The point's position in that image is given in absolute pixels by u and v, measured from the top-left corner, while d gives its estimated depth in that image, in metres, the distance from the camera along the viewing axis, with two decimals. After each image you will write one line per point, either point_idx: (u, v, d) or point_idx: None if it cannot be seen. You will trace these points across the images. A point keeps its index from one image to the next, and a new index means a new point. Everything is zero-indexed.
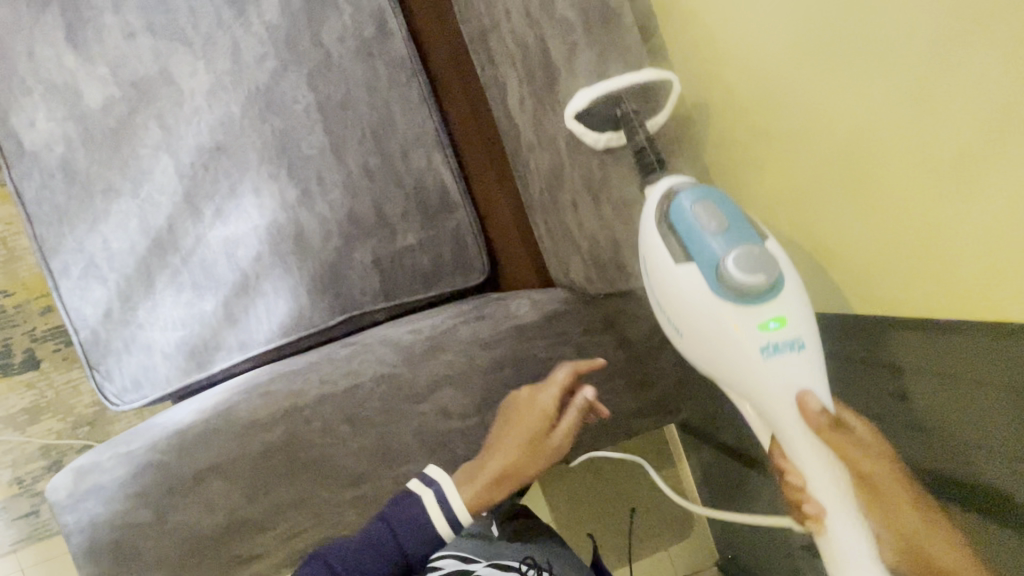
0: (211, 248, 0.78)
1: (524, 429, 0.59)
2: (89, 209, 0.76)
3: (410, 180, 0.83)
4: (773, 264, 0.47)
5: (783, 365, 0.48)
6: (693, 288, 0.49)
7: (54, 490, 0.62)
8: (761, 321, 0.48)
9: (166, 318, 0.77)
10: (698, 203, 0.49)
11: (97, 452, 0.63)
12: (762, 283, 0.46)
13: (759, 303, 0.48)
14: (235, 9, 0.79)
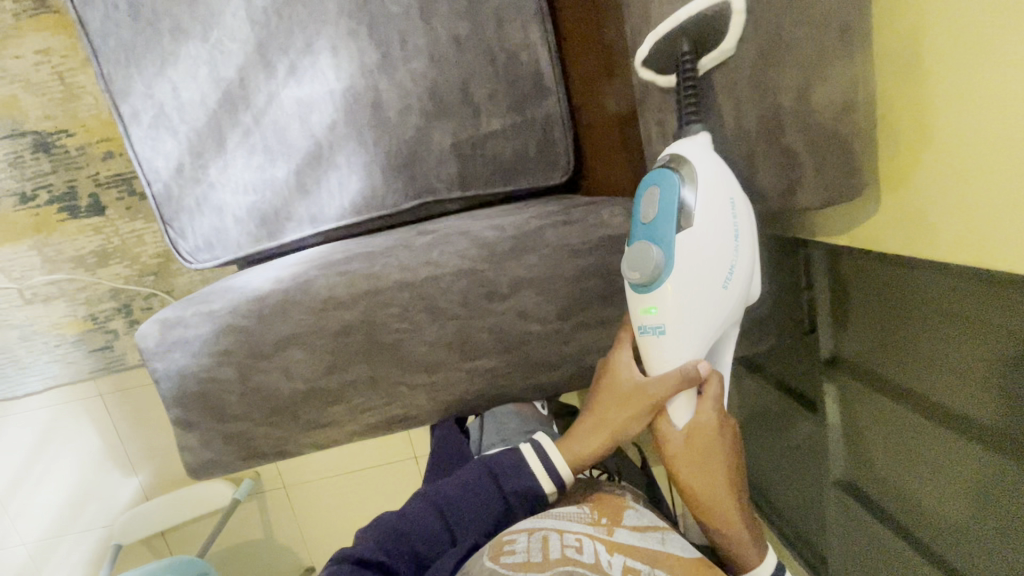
0: (285, 108, 0.73)
1: (629, 404, 0.54)
2: (157, 49, 0.70)
3: (501, 54, 0.73)
4: (650, 260, 0.51)
5: (656, 350, 0.53)
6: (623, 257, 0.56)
7: (143, 337, 0.64)
8: (642, 306, 0.53)
9: (238, 181, 0.74)
10: (650, 188, 0.53)
11: (181, 307, 0.64)
12: (643, 278, 0.52)
13: (648, 291, 0.52)
14: None
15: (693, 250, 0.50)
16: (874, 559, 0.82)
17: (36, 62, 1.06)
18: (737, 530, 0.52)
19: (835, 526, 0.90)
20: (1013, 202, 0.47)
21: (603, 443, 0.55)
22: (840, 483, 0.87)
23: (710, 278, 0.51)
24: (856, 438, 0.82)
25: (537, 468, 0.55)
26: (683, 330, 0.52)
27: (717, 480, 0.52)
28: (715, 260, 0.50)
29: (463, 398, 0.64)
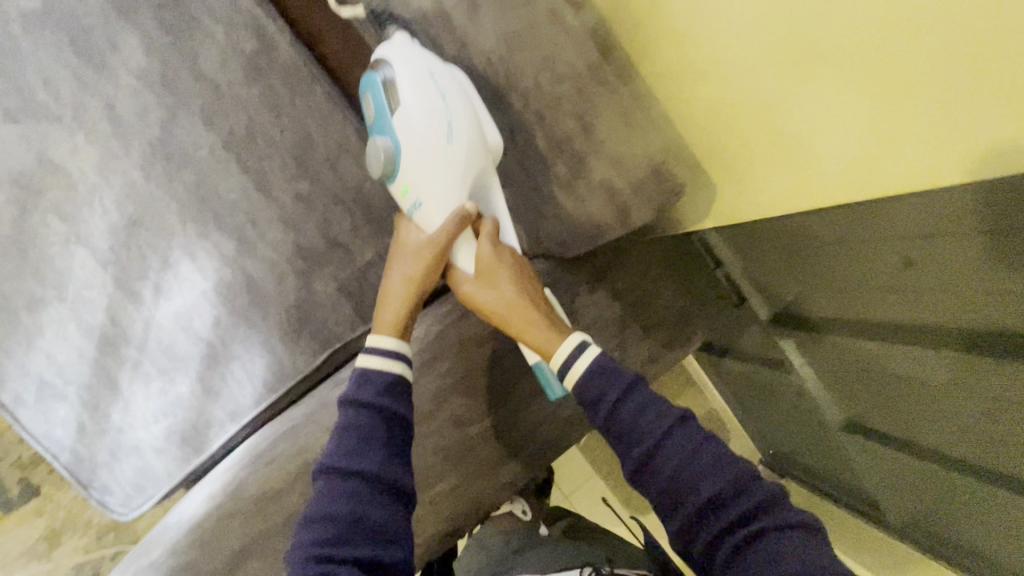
0: (164, 326, 0.72)
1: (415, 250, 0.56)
2: (18, 327, 0.69)
3: (348, 192, 0.77)
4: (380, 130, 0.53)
5: (424, 217, 0.56)
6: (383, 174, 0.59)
7: None
8: (397, 189, 0.56)
9: (145, 413, 0.72)
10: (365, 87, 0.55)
11: (120, 571, 0.60)
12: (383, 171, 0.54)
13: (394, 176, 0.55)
14: (94, 65, 0.70)
15: (409, 139, 0.52)
16: (909, 504, 0.75)
17: None
18: (535, 330, 0.54)
19: (866, 478, 0.84)
20: (825, 130, 0.51)
21: (411, 300, 0.57)
22: (843, 427, 0.80)
23: (430, 138, 0.52)
24: (832, 387, 0.78)
25: (376, 360, 0.53)
26: (425, 151, 0.53)
27: (507, 293, 0.55)
28: (428, 130, 0.52)
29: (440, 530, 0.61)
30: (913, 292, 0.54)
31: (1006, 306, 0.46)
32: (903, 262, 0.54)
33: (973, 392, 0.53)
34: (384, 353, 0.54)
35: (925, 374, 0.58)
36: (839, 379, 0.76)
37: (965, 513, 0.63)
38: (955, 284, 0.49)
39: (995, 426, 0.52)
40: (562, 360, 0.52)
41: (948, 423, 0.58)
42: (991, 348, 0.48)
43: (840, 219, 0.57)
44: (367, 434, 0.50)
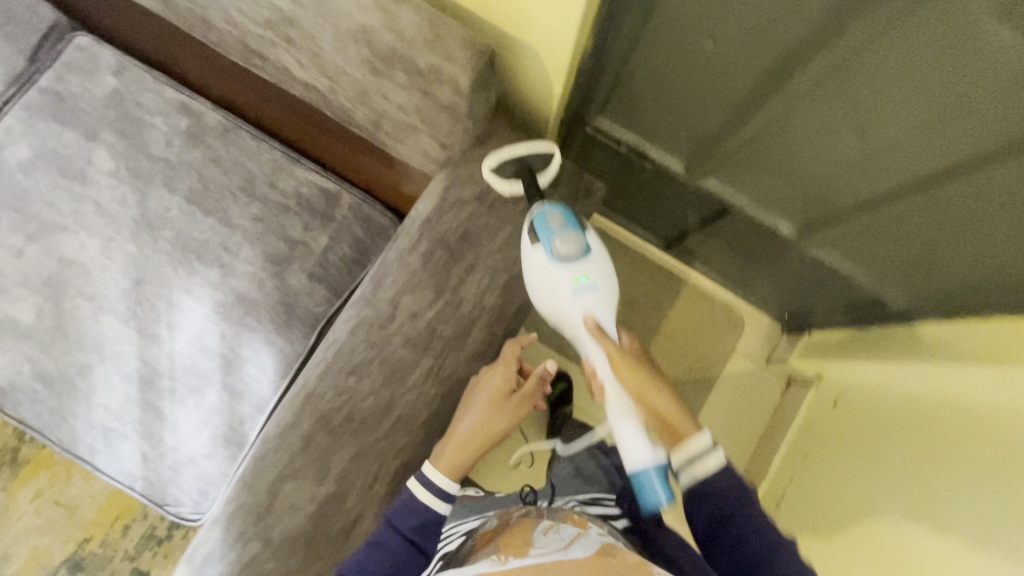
0: (184, 353, 0.87)
1: (484, 402, 0.69)
2: (77, 392, 0.85)
3: (290, 199, 0.93)
4: (576, 239, 0.69)
5: (587, 299, 0.70)
6: (531, 256, 0.71)
7: None
8: (574, 275, 0.70)
9: (190, 427, 0.85)
10: (552, 210, 0.71)
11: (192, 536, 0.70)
12: (573, 255, 0.69)
13: (571, 265, 0.70)
14: (79, 179, 0.91)
15: (593, 252, 0.72)
16: (872, 247, 0.92)
17: (35, 507, 1.21)
18: (682, 422, 0.68)
19: (834, 257, 0.99)
20: None
21: (473, 448, 0.68)
22: (800, 231, 0.99)
23: (598, 268, 0.71)
24: (763, 196, 0.96)
25: (427, 499, 0.65)
26: (602, 293, 0.71)
27: (657, 394, 0.70)
28: (599, 265, 0.72)
29: (432, 408, 0.70)
30: (808, 69, 0.70)
31: (893, 37, 0.62)
32: (782, 54, 0.70)
33: (902, 116, 0.69)
34: (434, 488, 0.66)
35: (855, 123, 0.73)
36: (761, 185, 0.94)
37: (928, 229, 0.81)
38: (843, 46, 0.65)
39: (940, 131, 0.67)
40: (697, 448, 0.66)
41: (899, 153, 0.73)
42: (905, 73, 0.64)
43: (694, 37, 0.74)
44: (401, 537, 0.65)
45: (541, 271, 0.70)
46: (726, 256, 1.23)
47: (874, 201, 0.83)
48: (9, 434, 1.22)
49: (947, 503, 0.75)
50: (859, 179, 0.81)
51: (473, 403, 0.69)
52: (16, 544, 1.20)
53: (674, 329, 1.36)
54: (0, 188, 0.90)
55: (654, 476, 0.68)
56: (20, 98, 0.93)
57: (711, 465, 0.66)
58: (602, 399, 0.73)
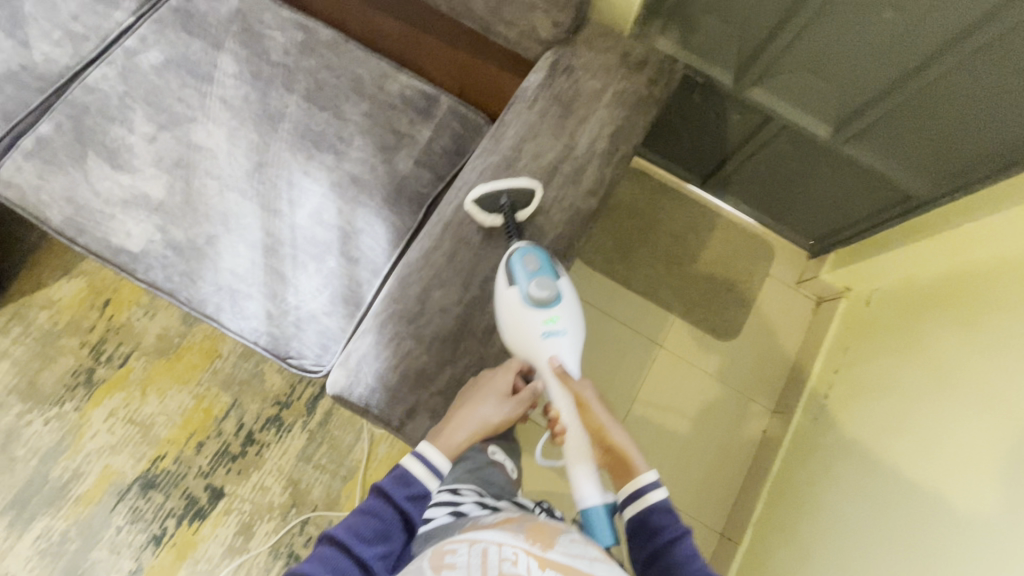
0: (304, 225, 0.95)
1: (482, 392, 0.69)
2: (205, 257, 0.92)
3: (396, 99, 1.04)
4: (550, 284, 0.73)
5: (556, 344, 0.74)
6: (501, 298, 0.73)
7: (333, 384, 0.74)
8: (544, 318, 0.73)
9: (310, 289, 0.92)
10: (524, 254, 0.73)
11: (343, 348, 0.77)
12: (547, 298, 0.72)
13: (541, 312, 0.72)
14: (206, 79, 1.01)
15: (562, 300, 0.75)
16: (903, 135, 1.04)
17: (109, 425, 1.22)
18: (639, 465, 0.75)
19: (866, 154, 1.11)
20: None
21: (480, 435, 0.69)
22: (836, 130, 1.11)
23: (572, 312, 0.75)
24: (802, 96, 1.09)
25: (421, 471, 0.68)
26: (573, 333, 0.75)
27: (620, 440, 0.76)
28: (573, 309, 0.76)
29: (557, 232, 0.80)
30: None
31: None
32: None
33: None
34: (429, 463, 0.68)
35: None
36: (801, 85, 1.08)
37: (944, 106, 0.95)
38: None
39: None
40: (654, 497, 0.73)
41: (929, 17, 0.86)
42: None
43: None
44: (393, 508, 0.67)
45: (513, 311, 0.73)
46: (756, 181, 1.37)
47: (904, 79, 0.95)
48: (84, 355, 1.25)
49: (979, 368, 0.94)
50: (893, 56, 0.94)
51: (487, 401, 0.69)
52: (89, 462, 1.20)
53: (710, 257, 1.48)
54: (133, 86, 0.99)
55: (598, 513, 0.74)
56: (152, 14, 1.04)
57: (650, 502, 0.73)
58: (560, 438, 0.76)
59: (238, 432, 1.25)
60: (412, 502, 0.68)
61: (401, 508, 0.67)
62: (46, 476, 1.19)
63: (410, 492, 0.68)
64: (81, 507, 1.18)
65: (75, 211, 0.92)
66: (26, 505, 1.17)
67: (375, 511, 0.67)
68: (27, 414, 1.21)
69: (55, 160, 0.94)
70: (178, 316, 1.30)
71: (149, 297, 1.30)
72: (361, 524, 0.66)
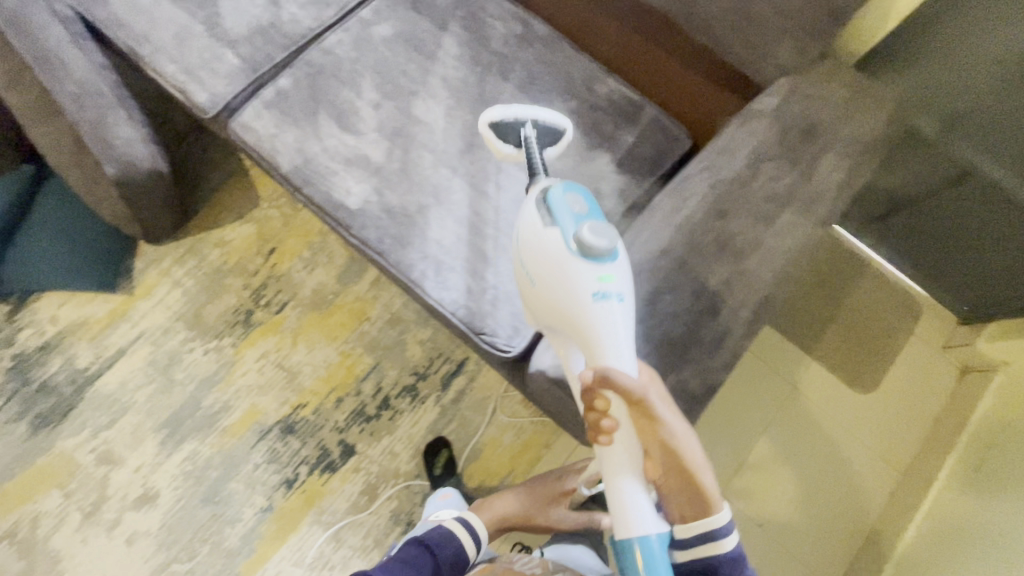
0: (508, 209, 0.98)
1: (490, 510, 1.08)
2: (415, 225, 0.96)
3: (603, 102, 1.06)
4: (605, 235, 0.69)
5: (610, 310, 0.69)
6: (553, 243, 0.71)
7: (540, 361, 0.82)
8: (597, 277, 0.69)
9: (508, 271, 0.95)
10: (563, 195, 0.73)
11: None
12: (600, 254, 0.69)
13: (591, 267, 0.69)
14: (429, 57, 1.06)
15: (618, 259, 0.72)
16: None
17: (260, 366, 1.29)
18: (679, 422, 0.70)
19: None
20: None
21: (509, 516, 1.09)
22: None
23: (627, 292, 0.71)
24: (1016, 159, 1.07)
25: (455, 531, 0.95)
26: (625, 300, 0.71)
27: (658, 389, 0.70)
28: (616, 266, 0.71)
29: (789, 255, 0.79)
30: None
31: None
32: None
33: None
34: (459, 531, 0.95)
35: None
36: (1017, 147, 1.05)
37: None
38: None
39: None
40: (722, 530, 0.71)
41: None
42: None
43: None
44: (423, 552, 0.89)
45: (563, 267, 0.70)
46: (925, 243, 1.32)
47: None
48: (247, 297, 1.32)
49: None
50: None
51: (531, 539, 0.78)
52: (238, 397, 1.27)
53: (865, 315, 1.42)
54: (364, 54, 1.05)
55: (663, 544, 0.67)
56: None
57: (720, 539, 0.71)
58: (610, 446, 0.69)
59: (375, 395, 1.29)
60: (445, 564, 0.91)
61: (431, 559, 0.89)
62: (199, 403, 1.26)
63: (437, 552, 0.91)
64: (225, 438, 1.25)
65: (303, 163, 0.98)
66: (179, 427, 1.24)
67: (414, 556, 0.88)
68: (189, 342, 1.29)
69: (290, 113, 1.00)
70: (334, 274, 1.35)
71: (310, 252, 1.36)
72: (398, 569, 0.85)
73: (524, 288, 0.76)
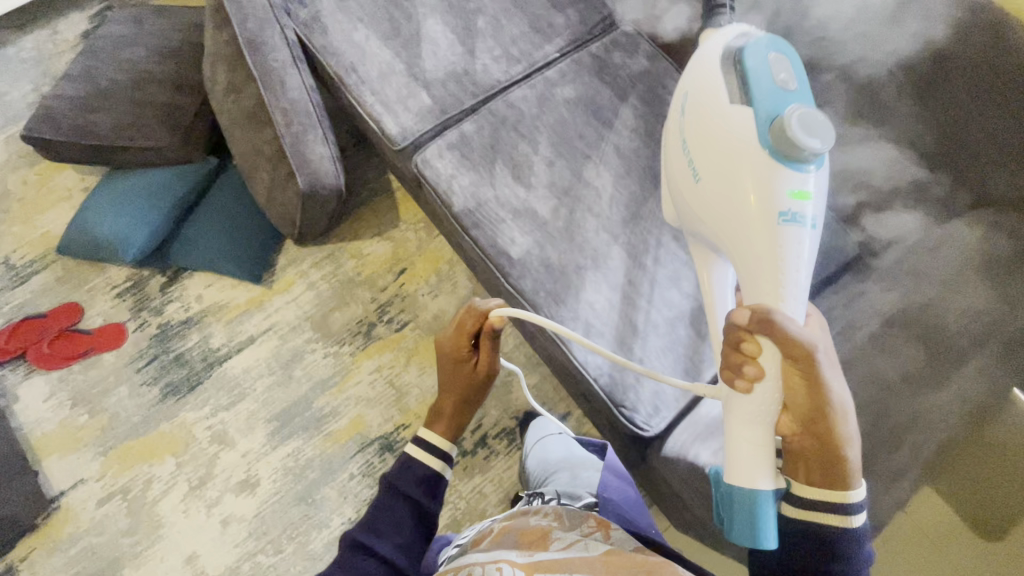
0: (663, 286, 0.99)
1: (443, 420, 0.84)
2: (571, 285, 0.98)
3: None
4: (818, 130, 0.63)
5: (794, 233, 0.63)
6: (741, 119, 0.67)
7: (669, 444, 0.90)
8: (792, 188, 0.64)
9: (656, 348, 0.94)
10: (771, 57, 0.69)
11: (687, 418, 0.91)
12: (799, 155, 0.63)
13: (790, 175, 0.64)
14: (606, 124, 1.10)
15: (820, 172, 0.65)
16: None
17: (372, 379, 1.33)
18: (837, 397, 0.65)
19: None
20: None
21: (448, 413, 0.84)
22: None
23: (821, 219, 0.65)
24: None
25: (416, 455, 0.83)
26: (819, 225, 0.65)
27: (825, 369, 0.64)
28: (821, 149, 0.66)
29: (978, 401, 0.76)
30: None
31: None
32: None
33: None
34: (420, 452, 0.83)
35: None
36: None
37: None
38: None
39: None
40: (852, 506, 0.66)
41: None
42: None
43: None
44: (399, 502, 0.80)
45: (757, 162, 0.65)
46: None
47: None
48: (372, 310, 1.38)
49: None
50: None
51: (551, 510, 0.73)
52: (347, 405, 1.31)
53: None
54: (545, 112, 1.11)
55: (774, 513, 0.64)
56: (574, 55, 1.16)
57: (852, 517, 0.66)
58: (751, 392, 0.63)
59: (474, 431, 1.30)
60: (421, 488, 0.81)
61: (405, 501, 0.80)
62: (311, 402, 1.31)
63: (404, 484, 0.80)
64: (328, 443, 1.29)
65: (475, 206, 1.03)
66: (288, 422, 1.30)
67: (390, 507, 0.80)
68: (313, 342, 1.36)
69: (470, 157, 1.06)
70: (455, 304, 1.40)
71: (436, 278, 1.42)
72: (379, 520, 0.79)
73: (682, 181, 0.74)
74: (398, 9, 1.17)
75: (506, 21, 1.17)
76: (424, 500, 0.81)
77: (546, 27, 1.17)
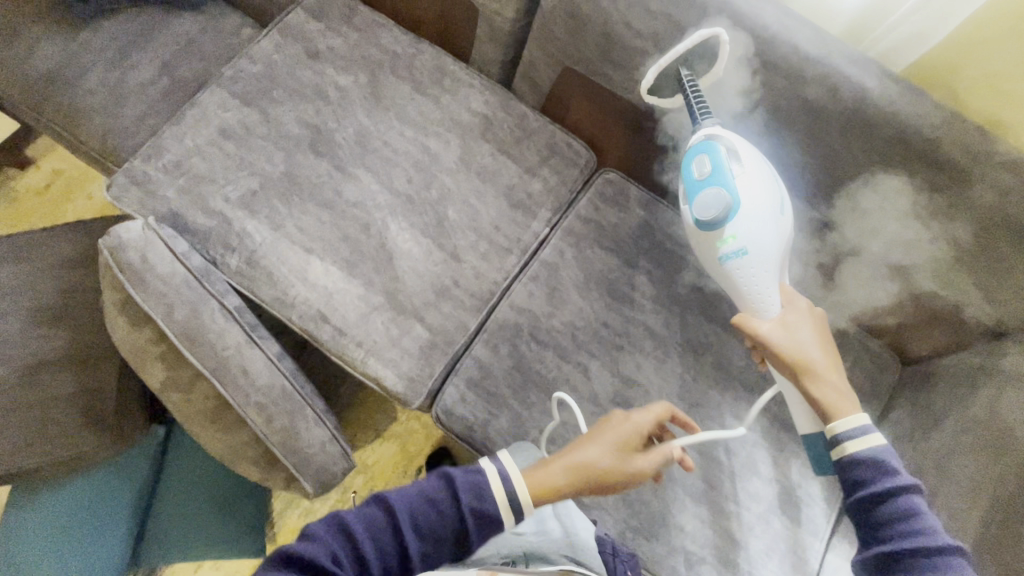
0: (744, 477, 0.92)
1: (574, 476, 0.72)
2: (653, 512, 0.90)
3: None
4: (723, 202, 0.77)
5: (735, 267, 0.79)
6: (686, 219, 0.84)
7: None
8: (722, 237, 0.79)
9: (760, 554, 0.88)
10: (695, 155, 0.81)
11: None
12: (719, 223, 0.78)
13: (721, 235, 0.79)
14: (626, 302, 0.99)
15: (742, 207, 0.77)
16: None
17: None
18: (814, 352, 0.74)
19: None
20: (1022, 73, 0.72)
21: (579, 481, 0.72)
22: None
23: (773, 223, 0.77)
24: None
25: (514, 473, 0.67)
26: (758, 246, 0.77)
27: (791, 330, 0.76)
28: (758, 193, 0.77)
29: None
30: None
31: None
32: None
33: None
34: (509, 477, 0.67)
35: None
36: None
37: None
38: None
39: None
40: (840, 437, 0.70)
41: None
42: None
43: None
44: (440, 547, 0.63)
45: (703, 235, 0.82)
46: None
47: None
48: None
49: None
50: None
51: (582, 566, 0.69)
52: None
53: None
54: (560, 306, 0.98)
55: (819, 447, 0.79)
56: (564, 223, 1.02)
57: (847, 452, 0.69)
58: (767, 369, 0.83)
59: None
60: (472, 518, 0.64)
61: (446, 491, 0.64)
62: None
63: (467, 499, 0.64)
64: None
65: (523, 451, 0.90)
66: None
67: (435, 500, 0.64)
68: None
69: (498, 390, 0.93)
70: None
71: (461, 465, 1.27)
72: (418, 513, 0.63)
73: None
74: (349, 221, 0.97)
75: (479, 203, 1.01)
76: (474, 531, 0.64)
77: (525, 198, 1.02)
